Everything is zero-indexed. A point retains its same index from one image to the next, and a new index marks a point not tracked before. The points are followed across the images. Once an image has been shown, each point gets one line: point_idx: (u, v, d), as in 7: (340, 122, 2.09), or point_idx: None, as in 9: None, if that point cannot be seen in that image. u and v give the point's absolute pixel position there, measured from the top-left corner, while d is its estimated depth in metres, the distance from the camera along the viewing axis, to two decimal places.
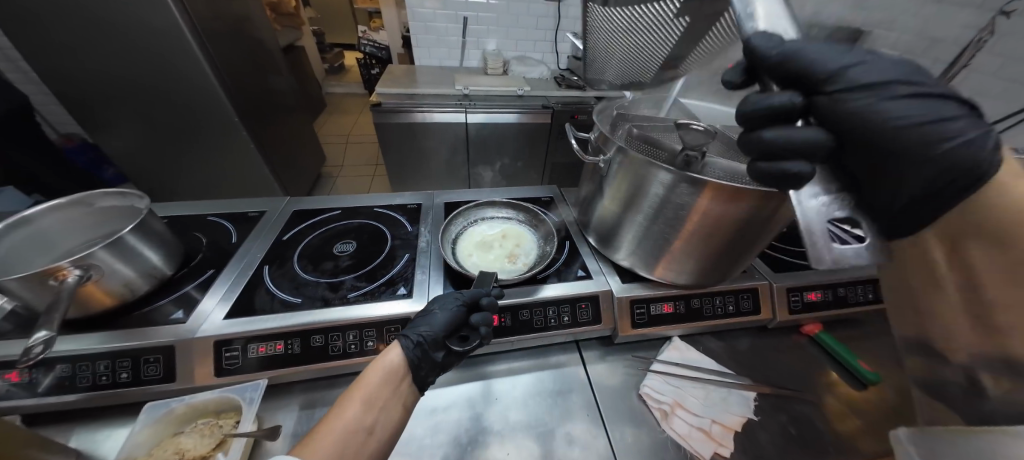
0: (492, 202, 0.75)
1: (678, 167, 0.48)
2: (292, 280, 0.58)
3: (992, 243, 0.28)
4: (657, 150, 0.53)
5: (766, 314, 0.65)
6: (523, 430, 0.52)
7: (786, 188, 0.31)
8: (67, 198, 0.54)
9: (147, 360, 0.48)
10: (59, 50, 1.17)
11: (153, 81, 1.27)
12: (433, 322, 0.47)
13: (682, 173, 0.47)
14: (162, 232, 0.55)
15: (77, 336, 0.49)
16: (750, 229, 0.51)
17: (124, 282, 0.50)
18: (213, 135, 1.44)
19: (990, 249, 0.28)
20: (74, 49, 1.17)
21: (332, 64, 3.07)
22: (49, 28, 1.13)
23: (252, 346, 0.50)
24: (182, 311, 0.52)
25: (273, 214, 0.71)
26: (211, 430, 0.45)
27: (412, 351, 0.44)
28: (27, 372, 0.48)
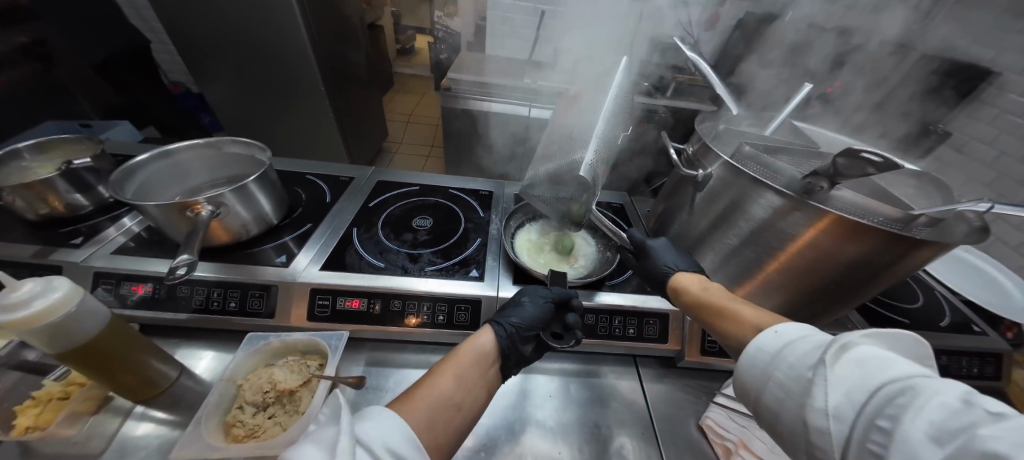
0: None
1: (797, 193, 0.46)
2: (376, 245, 0.62)
3: (697, 290, 0.51)
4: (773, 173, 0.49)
5: None
6: (576, 434, 0.52)
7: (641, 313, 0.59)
8: (203, 140, 0.60)
9: (252, 295, 0.54)
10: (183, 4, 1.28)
11: (257, 40, 1.37)
12: (524, 314, 0.48)
13: (797, 198, 0.46)
14: (274, 183, 0.61)
15: (204, 262, 0.56)
16: (859, 273, 0.48)
17: (241, 223, 0.57)
18: (300, 94, 1.55)
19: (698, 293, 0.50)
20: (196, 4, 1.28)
21: (404, 45, 3.17)
22: None
23: (340, 299, 0.55)
24: (284, 255, 0.59)
25: (361, 181, 0.77)
26: (299, 368, 0.51)
27: (504, 338, 0.45)
28: (149, 287, 0.54)
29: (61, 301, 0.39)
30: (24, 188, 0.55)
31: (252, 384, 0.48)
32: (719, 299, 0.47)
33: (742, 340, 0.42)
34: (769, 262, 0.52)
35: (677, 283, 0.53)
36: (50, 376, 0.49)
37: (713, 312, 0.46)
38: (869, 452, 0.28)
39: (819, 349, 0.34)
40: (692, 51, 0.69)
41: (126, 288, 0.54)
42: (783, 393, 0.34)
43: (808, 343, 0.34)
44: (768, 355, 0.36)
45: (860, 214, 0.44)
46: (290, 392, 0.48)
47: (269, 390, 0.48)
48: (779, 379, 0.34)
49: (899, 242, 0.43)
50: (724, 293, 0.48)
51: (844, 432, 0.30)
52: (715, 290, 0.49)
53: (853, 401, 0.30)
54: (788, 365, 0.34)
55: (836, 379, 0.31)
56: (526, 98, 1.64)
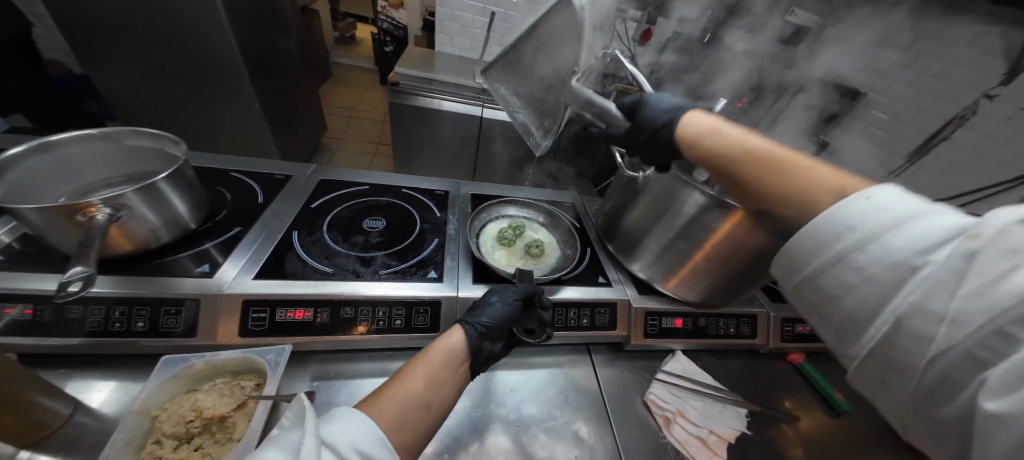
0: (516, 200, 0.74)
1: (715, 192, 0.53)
2: (323, 249, 0.58)
3: (715, 136, 0.45)
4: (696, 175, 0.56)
5: (762, 340, 0.71)
6: (535, 424, 0.54)
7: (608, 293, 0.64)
8: (96, 131, 0.51)
9: (168, 312, 0.48)
10: None
11: (167, 21, 1.20)
12: (488, 313, 0.49)
13: (716, 197, 0.53)
14: (190, 181, 0.55)
15: (104, 277, 0.48)
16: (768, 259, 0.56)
17: (150, 228, 0.51)
18: (225, 89, 1.39)
19: (719, 140, 0.45)
20: None
21: (344, 34, 2.95)
22: None
23: (281, 310, 0.50)
24: (208, 264, 0.52)
25: (301, 180, 0.71)
26: (231, 391, 0.46)
27: (474, 338, 0.46)
28: (30, 308, 0.45)
29: None
30: None
31: (172, 415, 0.43)
32: (749, 142, 0.42)
33: (784, 196, 0.38)
34: (698, 252, 0.59)
35: (689, 131, 0.49)
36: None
37: (740, 157, 0.41)
38: (967, 364, 0.27)
39: (949, 242, 0.29)
40: (632, 63, 0.75)
41: None
42: (853, 277, 0.32)
43: (915, 231, 0.30)
44: (860, 232, 0.32)
45: None
46: (221, 418, 0.44)
47: (193, 418, 0.43)
48: (861, 263, 0.32)
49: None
50: (755, 136, 0.42)
51: (949, 337, 0.27)
52: (743, 133, 0.43)
53: (994, 290, 0.26)
54: (886, 253, 0.31)
55: (982, 262, 0.27)
56: (477, 97, 1.62)
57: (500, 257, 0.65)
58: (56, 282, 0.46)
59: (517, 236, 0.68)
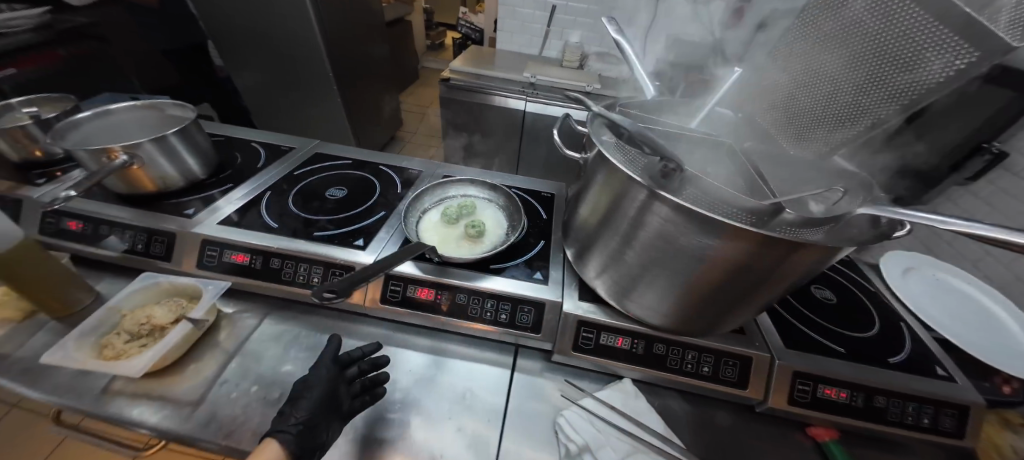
0: (475, 180, 0.70)
1: (653, 179, 0.41)
2: (282, 209, 0.65)
3: None
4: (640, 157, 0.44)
5: (753, 392, 0.53)
6: (420, 411, 0.51)
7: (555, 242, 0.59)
8: (146, 101, 0.69)
9: (156, 239, 0.61)
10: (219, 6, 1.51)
11: (274, 37, 1.55)
12: (300, 412, 0.46)
13: (653, 187, 0.41)
14: (202, 144, 0.69)
15: (126, 207, 0.64)
16: (741, 270, 0.43)
17: (163, 176, 0.64)
18: (311, 90, 1.70)
19: None
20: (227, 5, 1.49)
21: (435, 41, 3.29)
22: None
23: (228, 252, 0.59)
24: (195, 209, 0.65)
25: (300, 152, 0.81)
26: (176, 308, 0.56)
27: (295, 439, 0.43)
28: (80, 224, 0.63)
29: None
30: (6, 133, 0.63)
31: (132, 317, 0.54)
32: None
33: None
34: (641, 256, 0.48)
35: None
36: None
37: None
38: None
39: None
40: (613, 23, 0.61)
41: (65, 223, 0.63)
42: None
43: None
44: None
45: (717, 207, 0.39)
46: (163, 327, 0.54)
47: (146, 323, 0.53)
48: None
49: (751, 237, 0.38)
50: None
51: None
52: None
53: None
54: None
55: None
56: (522, 91, 1.62)
57: (433, 235, 0.62)
58: (96, 208, 0.63)
59: (455, 216, 0.63)
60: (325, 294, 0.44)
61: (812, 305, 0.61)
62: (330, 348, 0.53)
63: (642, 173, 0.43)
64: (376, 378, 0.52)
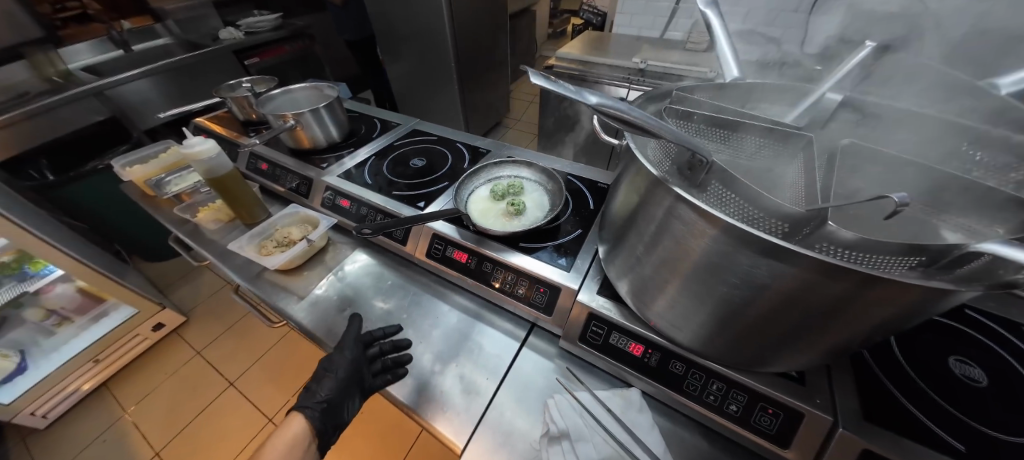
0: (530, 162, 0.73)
1: (684, 181, 0.38)
2: (376, 170, 0.82)
3: None
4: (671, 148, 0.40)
5: (794, 453, 0.42)
6: (435, 353, 0.58)
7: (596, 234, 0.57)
8: (313, 83, 0.94)
9: (302, 182, 0.85)
10: (379, 14, 1.83)
11: (416, 37, 1.81)
12: (323, 397, 0.59)
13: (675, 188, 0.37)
14: (339, 116, 0.90)
15: (289, 157, 0.90)
16: (775, 292, 0.35)
17: (313, 137, 0.88)
18: (438, 83, 1.96)
19: None
20: (384, 11, 1.80)
21: (559, 29, 3.35)
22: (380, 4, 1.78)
23: (337, 198, 0.78)
24: (329, 164, 0.87)
25: (403, 126, 0.97)
26: (304, 231, 0.77)
27: (318, 421, 0.59)
28: (264, 165, 0.91)
29: (208, 150, 0.73)
30: (236, 100, 0.94)
31: (279, 233, 0.77)
32: None
33: None
34: (666, 258, 0.42)
35: None
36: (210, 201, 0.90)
37: None
38: None
39: None
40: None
41: (258, 163, 0.92)
42: None
43: None
44: None
45: (754, 213, 0.34)
46: (293, 242, 0.75)
47: (286, 238, 0.75)
48: None
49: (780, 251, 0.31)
50: None
51: None
52: None
53: None
54: None
55: None
56: (628, 78, 1.52)
57: (481, 202, 0.68)
58: (272, 155, 0.90)
59: (503, 189, 0.68)
60: (363, 231, 0.60)
61: (940, 380, 0.43)
62: (351, 335, 0.60)
63: (672, 168, 0.40)
64: (393, 361, 0.57)
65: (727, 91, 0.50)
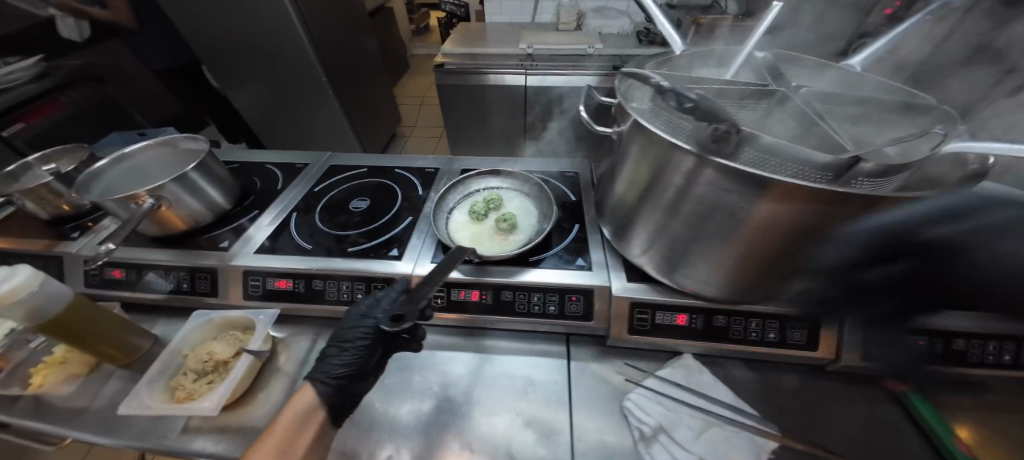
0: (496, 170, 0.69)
1: (704, 147, 0.36)
2: (310, 227, 0.65)
3: None
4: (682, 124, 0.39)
5: (828, 354, 0.49)
6: (484, 410, 0.51)
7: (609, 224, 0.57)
8: (158, 138, 0.67)
9: (200, 276, 0.60)
10: (205, 27, 1.50)
11: (264, 46, 1.54)
12: (340, 362, 0.46)
13: (705, 154, 0.37)
14: (219, 175, 0.67)
15: (161, 249, 0.63)
16: (811, 231, 0.38)
17: (191, 211, 0.63)
18: (308, 96, 1.71)
19: None
20: (214, 25, 1.49)
21: (419, 25, 3.25)
22: (201, 17, 1.47)
23: (269, 280, 0.59)
24: (229, 241, 0.64)
25: (314, 167, 0.79)
26: (235, 341, 0.56)
27: (329, 392, 0.44)
28: (119, 271, 0.63)
29: (23, 284, 0.48)
30: (29, 192, 0.64)
31: (194, 356, 0.55)
32: None
33: None
34: (698, 229, 0.44)
35: None
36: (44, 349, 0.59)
37: None
38: None
39: None
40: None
41: (107, 272, 0.64)
42: None
43: None
44: None
45: (789, 168, 0.34)
46: (224, 362, 0.54)
47: (207, 361, 0.54)
48: None
49: (827, 197, 0.34)
50: None
51: None
52: None
53: None
54: None
55: None
56: (520, 64, 1.56)
57: (464, 230, 0.61)
58: (127, 254, 0.63)
59: (483, 207, 0.63)
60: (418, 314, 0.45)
61: None
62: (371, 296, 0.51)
63: (691, 142, 0.38)
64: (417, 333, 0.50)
65: (679, 62, 0.52)
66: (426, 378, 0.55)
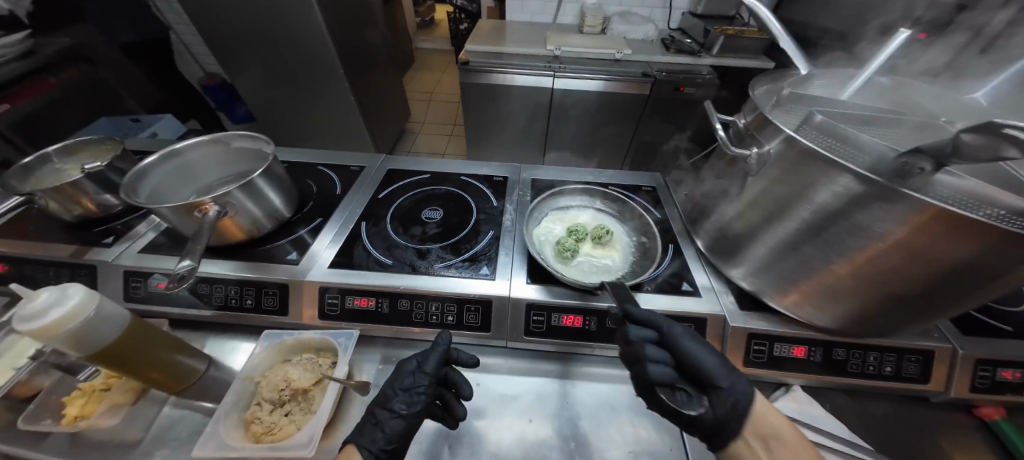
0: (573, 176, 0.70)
1: (886, 179, 0.34)
2: (384, 240, 0.61)
3: None
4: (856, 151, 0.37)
5: (935, 385, 0.51)
6: (597, 447, 0.48)
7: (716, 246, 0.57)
8: (211, 135, 0.64)
9: (267, 292, 0.55)
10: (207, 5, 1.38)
11: (272, 29, 1.42)
12: (390, 431, 0.43)
13: (880, 184, 0.35)
14: (281, 177, 0.61)
15: (221, 261, 0.57)
16: (972, 278, 0.36)
17: (253, 219, 0.57)
18: (316, 83, 1.59)
19: None
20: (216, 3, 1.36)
21: (424, 17, 3.21)
22: None
23: (348, 298, 0.54)
24: (295, 253, 0.59)
25: (371, 170, 0.77)
26: (312, 366, 0.51)
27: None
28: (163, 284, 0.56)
29: (76, 309, 0.40)
30: (56, 189, 0.56)
31: (269, 383, 0.49)
32: None
33: None
34: (838, 263, 0.42)
35: None
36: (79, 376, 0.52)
37: None
38: None
39: None
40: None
41: (151, 284, 0.57)
42: None
43: None
44: None
45: (972, 207, 0.32)
46: (304, 390, 0.49)
47: (285, 389, 0.48)
48: None
49: (1017, 242, 0.31)
50: None
51: None
52: None
53: None
54: None
55: None
56: (547, 66, 1.52)
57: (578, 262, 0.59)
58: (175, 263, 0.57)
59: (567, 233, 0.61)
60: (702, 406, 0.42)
61: None
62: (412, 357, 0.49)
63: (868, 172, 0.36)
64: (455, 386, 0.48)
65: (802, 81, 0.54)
66: (526, 407, 0.52)
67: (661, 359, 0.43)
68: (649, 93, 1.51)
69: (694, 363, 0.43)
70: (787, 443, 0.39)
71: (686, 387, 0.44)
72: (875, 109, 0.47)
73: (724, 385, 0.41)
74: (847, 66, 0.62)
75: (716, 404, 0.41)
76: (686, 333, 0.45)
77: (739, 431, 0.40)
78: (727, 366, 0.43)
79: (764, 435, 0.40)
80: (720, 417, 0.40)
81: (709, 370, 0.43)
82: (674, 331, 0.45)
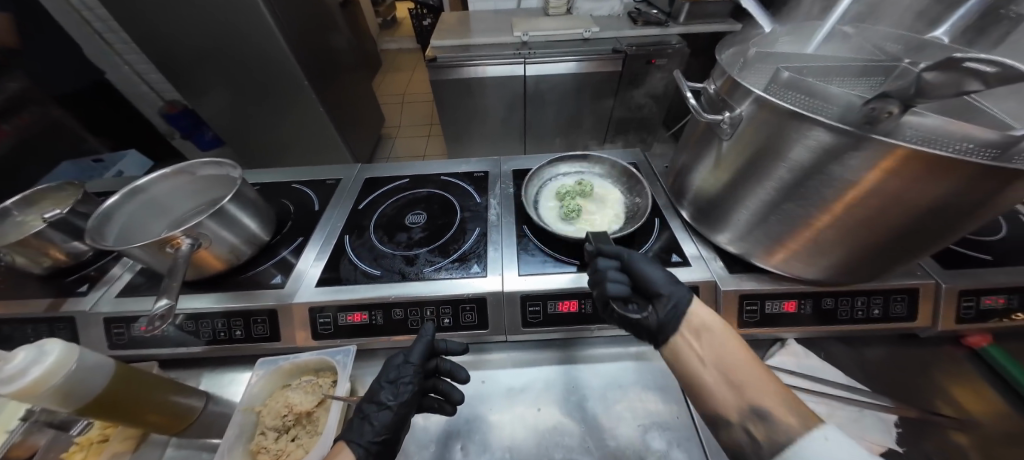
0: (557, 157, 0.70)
1: (858, 126, 0.34)
2: (370, 251, 0.60)
3: None
4: (823, 103, 0.37)
5: (924, 321, 0.52)
6: (608, 427, 0.48)
7: (701, 215, 0.57)
8: (173, 167, 0.61)
9: (256, 320, 0.54)
10: (156, 32, 1.33)
11: (226, 48, 1.37)
12: (378, 423, 0.43)
13: (851, 132, 0.35)
14: (254, 200, 0.59)
15: (204, 294, 0.56)
16: (950, 215, 0.37)
17: (230, 247, 0.56)
18: (280, 99, 1.54)
19: None
20: (165, 28, 1.31)
21: (386, 17, 3.15)
22: (151, 20, 1.29)
23: (341, 315, 0.53)
24: (280, 276, 0.57)
25: (348, 181, 0.76)
26: (313, 388, 0.50)
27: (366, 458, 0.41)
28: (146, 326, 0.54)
29: (57, 364, 0.39)
30: (18, 243, 0.53)
31: (270, 410, 0.48)
32: None
33: None
34: (819, 215, 0.42)
35: None
36: (72, 432, 0.51)
37: None
38: None
39: None
40: None
41: (134, 328, 0.55)
42: None
43: None
44: None
45: (945, 147, 0.32)
46: (308, 413, 0.48)
47: (288, 413, 0.47)
48: None
49: (1001, 175, 0.32)
50: None
51: None
52: None
53: None
54: None
55: None
56: (517, 53, 1.50)
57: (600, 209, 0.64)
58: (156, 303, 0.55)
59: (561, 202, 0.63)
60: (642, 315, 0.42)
61: None
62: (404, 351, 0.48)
63: (840, 122, 0.35)
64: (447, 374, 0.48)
65: (768, 39, 0.54)
66: (533, 397, 0.52)
67: (620, 280, 0.44)
68: (620, 69, 1.49)
69: (644, 279, 0.43)
70: (716, 331, 0.37)
71: (636, 298, 0.44)
72: (842, 57, 0.47)
73: (666, 292, 0.41)
74: (810, 18, 0.62)
75: (658, 309, 0.41)
76: (645, 258, 0.45)
77: (677, 328, 0.39)
78: (674, 279, 0.43)
79: (696, 325, 0.39)
80: (659, 320, 0.40)
81: (656, 283, 0.43)
82: (634, 256, 0.45)
